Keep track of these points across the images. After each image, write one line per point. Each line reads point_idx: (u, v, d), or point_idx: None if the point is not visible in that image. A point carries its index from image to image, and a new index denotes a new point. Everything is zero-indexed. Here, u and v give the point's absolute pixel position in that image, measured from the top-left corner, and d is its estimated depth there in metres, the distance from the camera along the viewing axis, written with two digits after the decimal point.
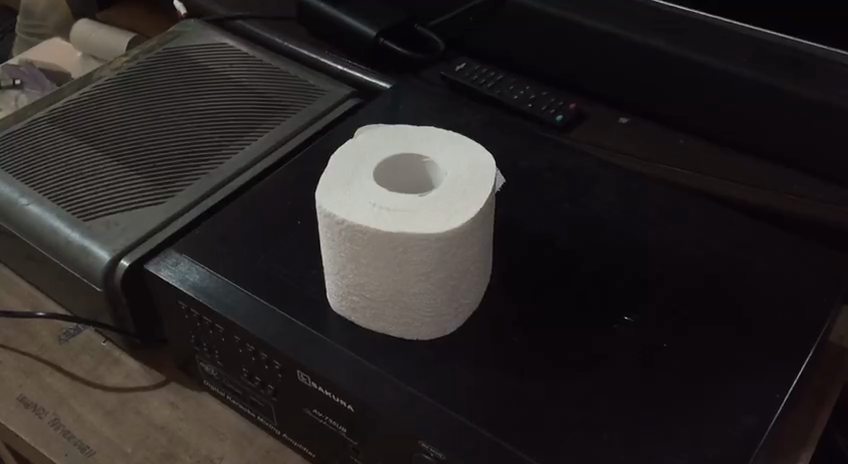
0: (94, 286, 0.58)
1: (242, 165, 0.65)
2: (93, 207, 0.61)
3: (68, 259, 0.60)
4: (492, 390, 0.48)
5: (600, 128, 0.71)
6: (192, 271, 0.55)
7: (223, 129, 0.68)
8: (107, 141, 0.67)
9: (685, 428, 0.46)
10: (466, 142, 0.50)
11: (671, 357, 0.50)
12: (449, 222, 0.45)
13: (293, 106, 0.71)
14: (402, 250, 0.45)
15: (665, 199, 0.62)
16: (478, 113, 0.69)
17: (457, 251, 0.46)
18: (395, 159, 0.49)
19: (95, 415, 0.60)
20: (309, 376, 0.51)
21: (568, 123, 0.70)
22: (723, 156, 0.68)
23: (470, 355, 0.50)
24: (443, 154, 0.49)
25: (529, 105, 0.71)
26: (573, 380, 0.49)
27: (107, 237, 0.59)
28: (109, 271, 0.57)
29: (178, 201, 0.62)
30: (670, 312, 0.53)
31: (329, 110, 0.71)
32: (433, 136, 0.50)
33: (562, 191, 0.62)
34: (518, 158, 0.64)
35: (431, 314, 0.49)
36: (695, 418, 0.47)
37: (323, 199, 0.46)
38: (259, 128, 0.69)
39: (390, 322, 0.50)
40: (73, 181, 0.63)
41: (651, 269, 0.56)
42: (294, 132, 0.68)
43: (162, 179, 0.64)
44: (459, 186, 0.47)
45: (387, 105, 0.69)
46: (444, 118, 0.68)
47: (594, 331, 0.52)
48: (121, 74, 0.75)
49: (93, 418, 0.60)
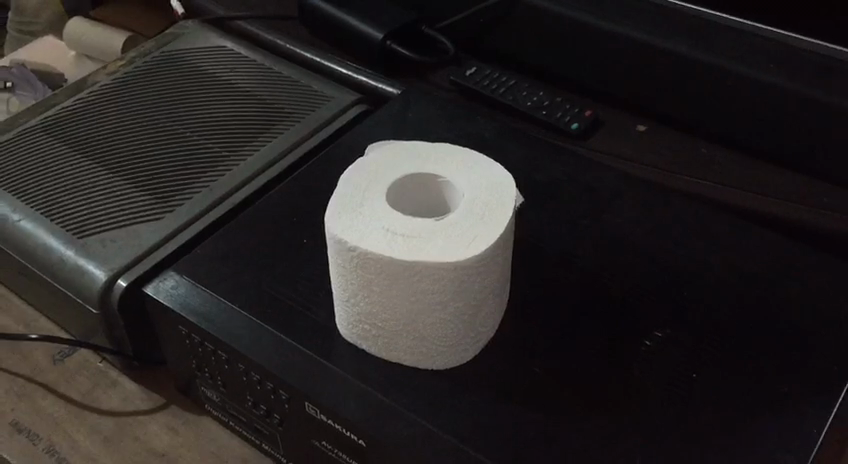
0: (90, 307, 0.56)
1: (245, 178, 0.62)
2: (88, 223, 0.58)
3: (61, 278, 0.57)
4: (512, 425, 0.45)
5: (618, 135, 0.68)
6: (193, 294, 0.52)
7: (224, 138, 0.65)
8: (103, 151, 0.64)
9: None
10: (483, 160, 0.47)
11: (701, 388, 0.47)
12: (468, 248, 0.42)
13: (296, 114, 0.68)
14: (417, 279, 0.43)
15: (688, 214, 0.59)
16: (490, 121, 0.66)
17: (476, 278, 0.43)
18: (408, 179, 0.46)
19: (92, 442, 0.57)
20: (318, 409, 0.48)
21: (585, 131, 0.67)
22: (747, 167, 0.65)
23: (488, 387, 0.47)
24: (460, 174, 0.46)
25: (543, 112, 0.68)
26: (598, 414, 0.46)
27: (104, 256, 0.56)
28: (105, 293, 0.54)
29: (177, 217, 0.59)
30: (698, 338, 0.50)
31: (334, 118, 0.68)
32: (448, 153, 0.47)
33: (580, 207, 0.59)
34: (534, 170, 0.61)
35: (448, 343, 0.46)
36: (729, 456, 0.44)
37: (333, 224, 0.43)
38: (262, 137, 0.66)
39: (403, 352, 0.47)
40: (68, 195, 0.60)
41: (678, 291, 0.53)
42: (299, 142, 0.65)
43: (159, 192, 0.61)
44: (477, 209, 0.44)
45: (396, 113, 0.66)
46: (455, 127, 0.65)
47: (618, 360, 0.49)
48: (117, 79, 0.72)
49: (90, 445, 0.57)
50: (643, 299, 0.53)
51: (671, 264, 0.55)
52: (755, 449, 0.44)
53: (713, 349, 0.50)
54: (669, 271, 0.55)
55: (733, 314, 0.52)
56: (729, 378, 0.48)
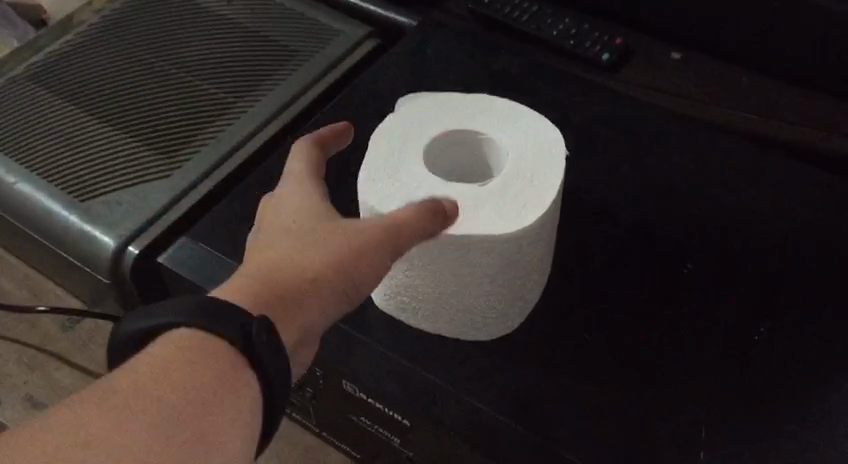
0: (101, 276, 0.53)
1: (254, 127, 0.58)
2: (90, 182, 0.54)
3: (67, 245, 0.53)
4: (562, 400, 0.43)
5: (649, 67, 0.62)
6: (213, 266, 0.49)
7: (228, 81, 0.60)
8: (98, 98, 0.59)
9: (782, 441, 0.42)
10: (524, 111, 0.43)
11: (760, 351, 0.45)
12: (520, 217, 0.39)
13: (303, 53, 0.63)
14: (466, 253, 0.39)
15: (735, 152, 0.54)
16: (517, 56, 0.61)
17: (529, 247, 0.40)
18: (458, 133, 0.42)
19: None
20: (358, 388, 0.47)
21: (616, 62, 0.62)
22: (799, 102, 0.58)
23: (535, 357, 0.45)
24: (501, 130, 0.42)
25: (572, 41, 0.62)
26: (653, 383, 0.43)
27: (110, 219, 0.52)
28: (117, 260, 0.51)
29: (186, 174, 0.55)
30: (756, 294, 0.47)
31: (345, 56, 0.63)
32: (486, 104, 0.43)
33: (619, 149, 0.55)
34: (564, 112, 0.57)
35: (493, 315, 0.43)
36: (791, 425, 0.42)
37: (368, 195, 0.40)
38: (268, 80, 0.61)
39: (445, 322, 0.44)
40: (65, 150, 0.56)
41: (732, 240, 0.50)
42: (309, 85, 0.61)
43: (164, 145, 0.56)
44: (525, 171, 0.40)
45: (412, 58, 0.61)
46: (478, 65, 0.60)
47: (672, 320, 0.46)
48: (104, 16, 0.66)
49: None
50: (693, 252, 0.49)
51: (719, 212, 0.51)
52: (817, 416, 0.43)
53: (772, 304, 0.47)
54: (720, 219, 0.51)
55: (786, 270, 0.48)
56: (788, 336, 0.45)
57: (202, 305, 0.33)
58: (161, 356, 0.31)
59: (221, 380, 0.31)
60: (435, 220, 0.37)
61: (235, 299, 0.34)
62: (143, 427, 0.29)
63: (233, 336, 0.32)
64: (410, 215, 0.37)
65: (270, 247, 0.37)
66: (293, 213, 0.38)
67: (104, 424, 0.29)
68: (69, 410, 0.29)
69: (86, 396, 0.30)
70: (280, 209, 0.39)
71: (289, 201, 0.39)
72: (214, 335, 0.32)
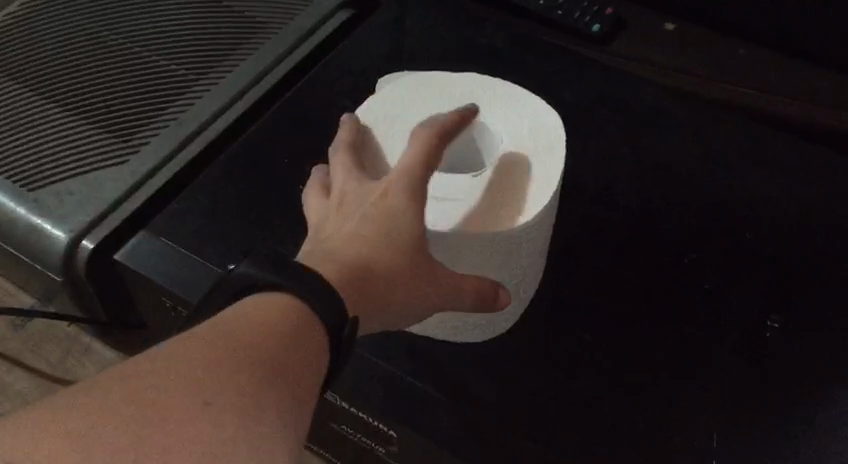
0: (53, 274, 0.48)
1: (219, 108, 0.53)
2: (38, 171, 0.50)
3: (13, 239, 0.48)
4: (557, 405, 0.40)
5: (642, 38, 0.58)
6: (177, 263, 0.45)
7: (188, 55, 0.55)
8: (43, 74, 0.54)
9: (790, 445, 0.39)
10: (519, 93, 0.39)
11: (765, 348, 0.42)
12: (519, 211, 0.35)
13: (270, 25, 0.58)
14: (461, 251, 0.36)
15: (735, 132, 0.51)
16: (503, 27, 0.57)
17: (529, 243, 0.37)
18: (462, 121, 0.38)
19: None
20: (338, 396, 0.42)
21: (608, 34, 0.58)
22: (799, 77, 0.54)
23: (528, 359, 0.42)
24: (495, 114, 0.38)
25: (560, 12, 0.58)
26: (654, 385, 0.41)
27: (62, 211, 0.48)
28: (70, 257, 0.47)
29: (145, 160, 0.50)
30: (761, 286, 0.44)
31: (317, 29, 0.58)
32: (477, 87, 0.39)
33: (613, 129, 0.51)
34: (555, 88, 0.53)
35: (487, 317, 0.40)
36: (799, 427, 0.40)
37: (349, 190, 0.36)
38: (233, 55, 0.56)
39: (443, 326, 0.40)
40: (9, 136, 0.51)
41: (734, 227, 0.47)
42: (278, 61, 0.56)
43: (118, 127, 0.51)
44: (523, 160, 0.36)
45: (389, 33, 0.56)
46: (461, 37, 0.56)
47: (673, 317, 0.43)
48: None
49: None
50: (694, 241, 0.46)
51: (720, 201, 0.48)
52: (826, 416, 0.40)
53: (777, 296, 0.44)
54: (721, 205, 0.48)
55: (792, 266, 0.45)
56: (794, 332, 0.43)
57: (307, 282, 0.31)
58: (236, 333, 0.28)
59: (307, 357, 0.29)
60: (483, 302, 0.37)
61: (328, 277, 0.32)
62: (261, 405, 0.26)
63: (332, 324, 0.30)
64: (469, 289, 0.36)
65: (355, 234, 0.34)
66: (400, 202, 0.34)
67: (219, 394, 0.26)
68: (170, 369, 0.26)
69: (176, 362, 0.26)
70: (382, 187, 0.35)
71: (396, 182, 0.35)
72: (313, 312, 0.30)
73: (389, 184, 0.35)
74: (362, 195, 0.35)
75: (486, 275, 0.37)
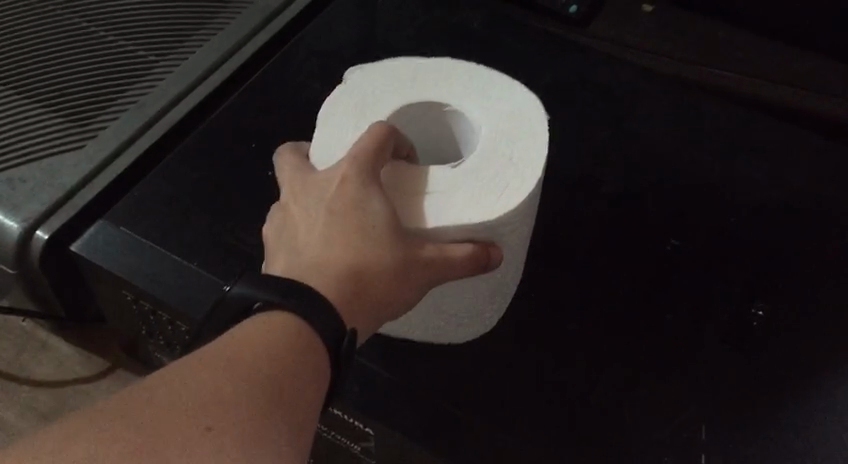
0: (6, 266, 0.45)
1: (180, 90, 0.50)
2: None
3: None
4: (540, 397, 0.39)
5: (621, 19, 0.57)
6: (136, 254, 0.43)
7: (146, 35, 0.52)
8: None
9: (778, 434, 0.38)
10: (495, 74, 0.37)
11: (750, 336, 0.41)
12: (502, 201, 0.33)
13: (234, 4, 0.56)
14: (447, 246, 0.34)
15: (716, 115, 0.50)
16: (479, 7, 0.55)
17: (514, 235, 0.35)
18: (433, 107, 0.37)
19: (12, 413, 0.51)
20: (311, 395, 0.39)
21: (586, 15, 0.56)
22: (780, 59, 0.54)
23: (509, 351, 0.40)
24: (471, 99, 0.37)
25: None
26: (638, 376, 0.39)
27: (14, 200, 0.45)
28: (23, 248, 0.44)
29: (101, 147, 0.47)
30: (745, 272, 0.43)
31: (283, 9, 0.56)
32: (452, 69, 0.38)
33: (593, 112, 0.50)
34: (534, 70, 0.52)
35: (472, 311, 0.38)
36: (787, 416, 0.38)
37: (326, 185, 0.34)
38: (194, 36, 0.53)
39: (421, 325, 0.39)
40: None
41: (717, 212, 0.46)
42: (242, 41, 0.54)
43: (74, 111, 0.49)
44: (503, 147, 0.35)
45: (360, 13, 0.54)
46: (436, 17, 0.54)
47: (657, 305, 0.42)
48: None
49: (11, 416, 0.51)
50: (677, 227, 0.45)
51: (703, 185, 0.47)
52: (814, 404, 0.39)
53: (762, 283, 0.43)
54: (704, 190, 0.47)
55: (778, 251, 0.44)
56: (779, 318, 0.42)
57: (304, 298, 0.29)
58: (228, 359, 0.27)
59: (302, 376, 0.28)
60: (476, 270, 0.34)
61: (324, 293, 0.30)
62: (256, 426, 0.25)
63: (327, 336, 0.29)
64: (462, 257, 0.33)
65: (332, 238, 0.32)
66: (357, 187, 0.32)
67: (217, 420, 0.25)
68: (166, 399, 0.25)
69: (170, 391, 0.26)
70: (338, 177, 0.33)
71: (350, 168, 0.33)
72: (309, 328, 0.29)
73: (343, 172, 0.33)
74: (318, 189, 0.33)
75: (478, 238, 0.34)
